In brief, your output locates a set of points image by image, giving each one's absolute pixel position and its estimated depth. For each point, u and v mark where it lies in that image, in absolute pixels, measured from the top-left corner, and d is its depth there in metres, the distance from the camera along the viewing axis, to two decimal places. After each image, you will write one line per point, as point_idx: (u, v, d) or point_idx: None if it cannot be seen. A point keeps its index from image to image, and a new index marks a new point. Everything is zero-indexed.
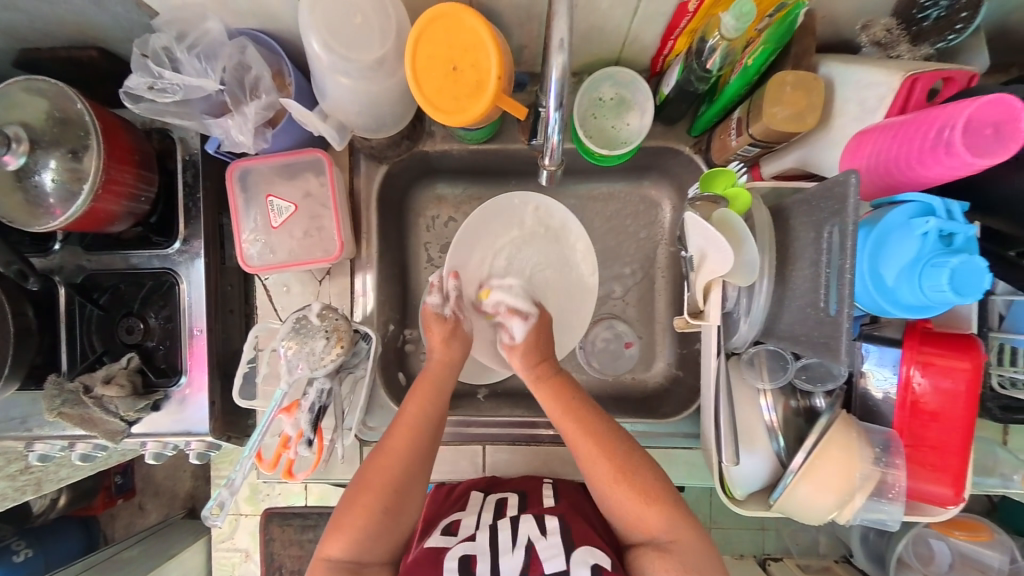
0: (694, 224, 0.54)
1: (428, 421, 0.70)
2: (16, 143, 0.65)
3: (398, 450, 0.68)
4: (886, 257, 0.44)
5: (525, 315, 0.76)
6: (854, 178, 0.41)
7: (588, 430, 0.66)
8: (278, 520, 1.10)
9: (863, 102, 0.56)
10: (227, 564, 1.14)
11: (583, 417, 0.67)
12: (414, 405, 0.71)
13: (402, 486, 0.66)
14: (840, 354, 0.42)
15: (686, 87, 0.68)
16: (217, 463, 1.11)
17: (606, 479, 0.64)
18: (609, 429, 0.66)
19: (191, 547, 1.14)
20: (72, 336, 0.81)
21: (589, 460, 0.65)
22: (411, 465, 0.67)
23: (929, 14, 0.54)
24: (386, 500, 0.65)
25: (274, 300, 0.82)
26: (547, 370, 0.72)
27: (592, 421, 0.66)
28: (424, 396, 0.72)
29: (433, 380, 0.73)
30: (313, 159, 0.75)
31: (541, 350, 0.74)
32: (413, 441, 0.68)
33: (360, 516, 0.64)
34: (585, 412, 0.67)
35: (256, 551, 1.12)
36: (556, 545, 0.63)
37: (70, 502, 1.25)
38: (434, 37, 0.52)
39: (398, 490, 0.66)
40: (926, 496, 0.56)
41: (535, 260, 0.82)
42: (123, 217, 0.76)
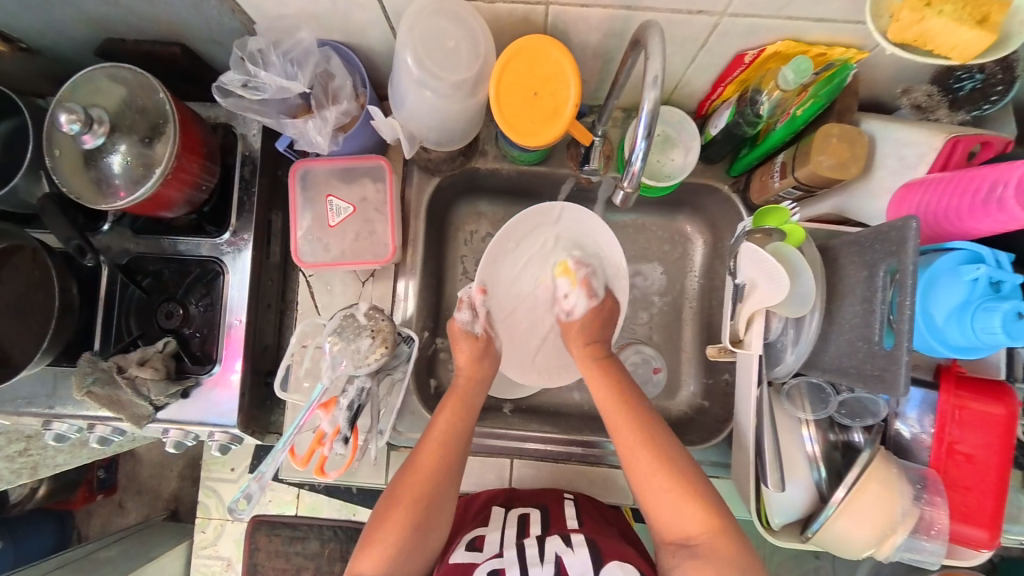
0: (749, 256, 0.58)
1: (457, 436, 0.70)
2: (97, 124, 0.66)
3: (430, 466, 0.68)
4: (936, 300, 0.47)
5: (592, 293, 0.79)
6: (913, 225, 0.44)
7: (623, 400, 0.70)
8: (266, 529, 1.07)
9: (903, 158, 0.61)
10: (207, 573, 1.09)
11: (624, 404, 0.70)
12: (443, 422, 0.71)
13: (435, 502, 0.67)
14: (896, 386, 0.45)
15: (733, 130, 0.71)
16: (208, 464, 1.08)
17: (646, 469, 0.65)
18: (648, 409, 0.69)
19: (174, 552, 1.10)
20: (110, 316, 0.81)
21: (625, 445, 0.67)
22: (443, 482, 0.68)
23: (965, 85, 0.60)
24: (418, 517, 0.65)
25: (316, 297, 0.83)
26: (595, 352, 0.76)
27: (627, 394, 0.71)
28: (454, 413, 0.72)
29: (462, 398, 0.74)
30: (373, 166, 0.78)
31: (599, 332, 0.77)
32: (445, 457, 0.69)
33: (391, 533, 0.64)
34: (629, 401, 0.70)
35: (240, 560, 1.08)
36: (586, 560, 0.64)
37: (49, 494, 1.25)
38: (520, 64, 0.56)
39: (428, 506, 0.66)
40: (962, 539, 0.56)
41: (565, 268, 0.82)
42: (181, 204, 0.78)
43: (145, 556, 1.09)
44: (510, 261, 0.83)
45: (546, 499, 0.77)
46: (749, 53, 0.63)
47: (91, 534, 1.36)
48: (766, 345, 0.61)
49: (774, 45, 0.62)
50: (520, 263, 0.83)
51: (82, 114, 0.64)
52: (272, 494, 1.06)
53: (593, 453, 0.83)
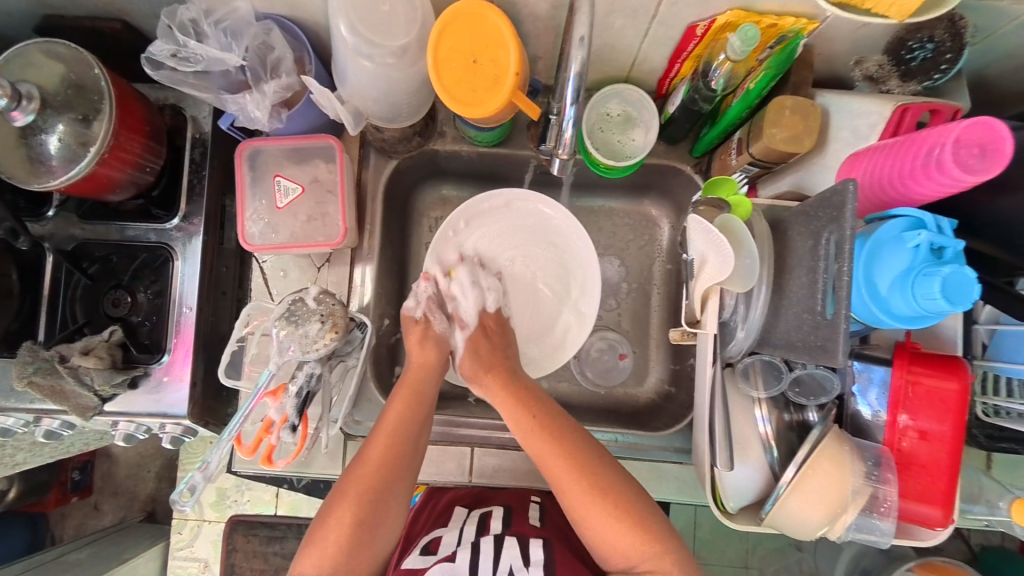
0: (698, 228, 0.56)
1: (409, 426, 0.68)
2: (26, 100, 0.64)
3: (380, 461, 0.65)
4: (879, 267, 0.46)
5: (465, 325, 0.77)
6: (852, 187, 0.43)
7: (541, 424, 0.66)
8: (244, 528, 1.04)
9: (857, 129, 0.60)
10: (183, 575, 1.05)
11: (554, 443, 0.65)
12: (395, 414, 0.68)
13: (383, 495, 0.64)
14: (836, 355, 0.43)
15: (690, 107, 0.70)
16: (184, 465, 1.07)
17: (592, 512, 0.62)
18: (564, 426, 0.66)
19: (147, 553, 1.08)
20: (54, 305, 0.78)
21: (549, 467, 0.64)
22: (393, 475, 0.65)
23: (917, 55, 0.59)
24: (364, 512, 0.62)
25: (270, 284, 0.81)
26: (505, 384, 0.71)
27: (541, 412, 0.67)
28: (405, 403, 0.69)
29: (413, 392, 0.71)
30: (324, 146, 0.75)
31: (485, 359, 0.74)
32: (395, 451, 0.66)
33: (333, 535, 0.61)
34: (566, 439, 0.65)
35: (217, 561, 1.05)
36: None
37: (20, 497, 1.21)
38: (458, 30, 0.54)
39: (376, 500, 0.63)
40: (917, 519, 0.55)
41: (451, 272, 0.79)
42: (126, 186, 0.75)
43: (116, 559, 1.05)
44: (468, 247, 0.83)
45: (512, 500, 0.76)
46: (701, 25, 0.62)
47: (65, 537, 1.33)
48: (720, 324, 0.60)
49: (725, 14, 0.60)
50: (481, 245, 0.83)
51: (9, 89, 0.62)
52: (250, 494, 1.04)
53: None
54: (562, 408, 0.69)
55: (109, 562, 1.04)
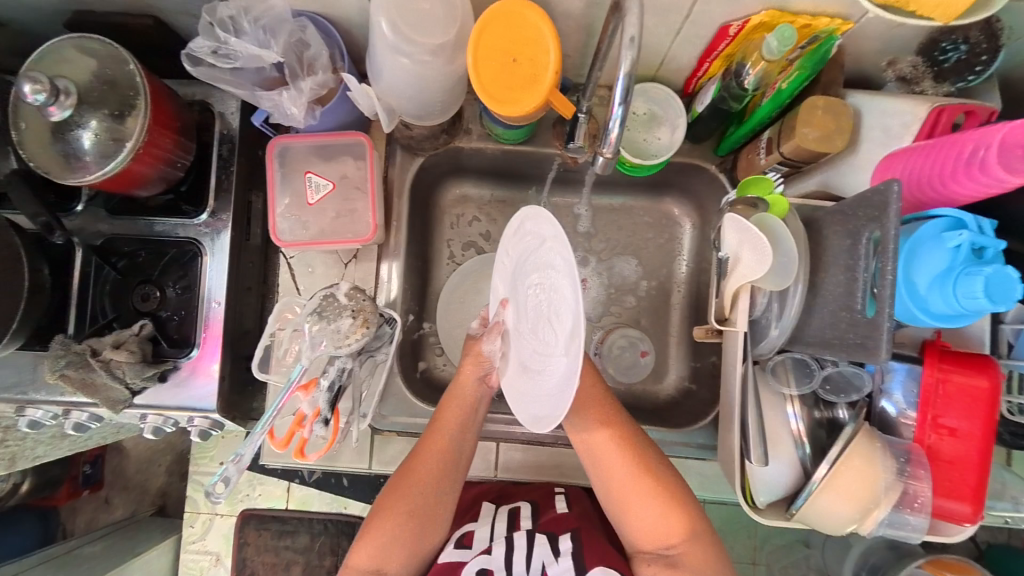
0: (733, 226, 0.57)
1: (462, 437, 0.68)
2: (64, 95, 0.64)
3: (433, 463, 0.67)
4: (918, 267, 0.46)
5: None
6: (895, 187, 0.43)
7: (620, 434, 0.65)
8: (256, 523, 1.06)
9: (888, 129, 0.61)
10: (196, 567, 1.08)
11: (628, 455, 0.64)
12: (451, 420, 0.68)
13: (433, 496, 0.66)
14: (878, 353, 0.44)
15: (719, 106, 0.71)
16: (196, 459, 1.09)
17: (628, 499, 0.63)
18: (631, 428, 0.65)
19: (158, 547, 1.09)
20: (84, 299, 0.79)
21: (609, 471, 0.64)
22: (444, 477, 0.67)
23: (950, 57, 0.60)
24: (416, 510, 0.65)
25: (297, 279, 0.82)
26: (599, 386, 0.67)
27: (616, 418, 0.66)
28: (455, 414, 0.68)
29: (462, 400, 0.69)
30: (352, 143, 0.76)
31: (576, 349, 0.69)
32: (447, 454, 0.67)
33: (387, 526, 0.64)
34: (635, 449, 0.64)
35: (229, 555, 1.08)
36: (569, 570, 0.62)
37: (32, 490, 1.23)
38: (496, 30, 0.54)
39: (427, 499, 0.66)
40: (947, 514, 0.56)
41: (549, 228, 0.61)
42: (156, 181, 0.76)
43: (128, 552, 1.06)
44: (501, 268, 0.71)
45: (537, 496, 0.76)
46: (734, 25, 0.62)
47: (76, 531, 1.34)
48: (750, 322, 0.60)
49: (758, 15, 0.60)
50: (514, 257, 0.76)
51: (48, 84, 0.62)
52: (261, 487, 1.07)
53: None
54: (640, 427, 0.67)
55: (124, 555, 1.05)
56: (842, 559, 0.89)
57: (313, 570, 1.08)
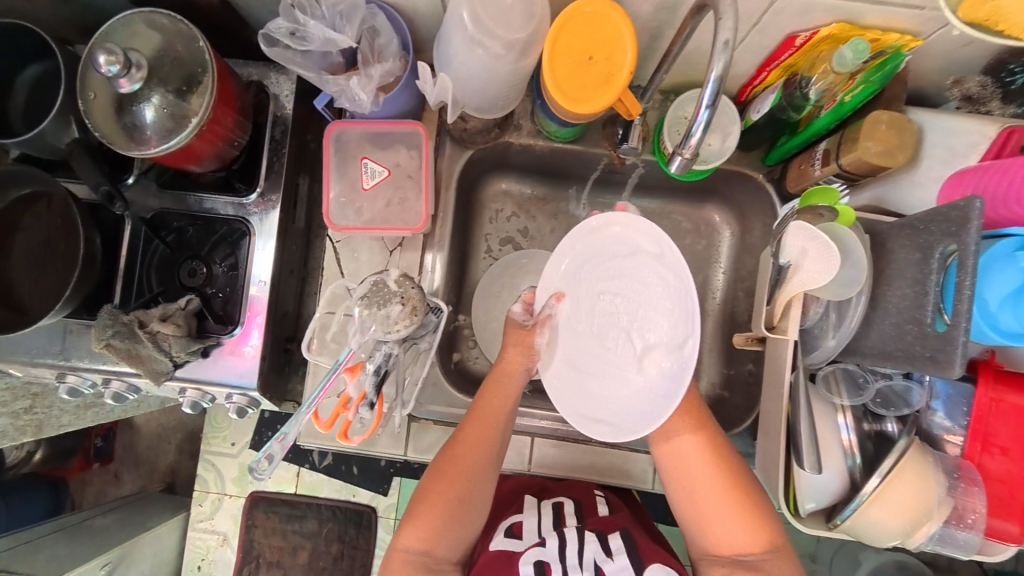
0: (797, 234, 0.57)
1: (501, 420, 0.69)
2: (135, 69, 0.65)
3: (476, 448, 0.67)
4: (989, 285, 0.47)
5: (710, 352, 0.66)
6: (976, 204, 0.44)
7: (710, 439, 0.64)
8: (264, 505, 1.08)
9: (953, 147, 0.61)
10: (202, 546, 1.08)
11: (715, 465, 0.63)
12: (488, 406, 0.69)
13: (476, 480, 0.66)
14: (952, 366, 0.44)
15: (777, 115, 0.71)
16: (209, 438, 1.10)
17: (708, 502, 0.62)
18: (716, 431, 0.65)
19: (169, 523, 1.09)
20: (133, 270, 0.80)
21: (700, 501, 0.63)
22: (485, 461, 0.67)
23: (1017, 79, 0.61)
24: (459, 493, 0.65)
25: (342, 263, 0.82)
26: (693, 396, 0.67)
27: (700, 414, 0.65)
28: (496, 397, 0.69)
29: (501, 385, 0.70)
30: (409, 132, 0.77)
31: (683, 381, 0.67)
32: (487, 439, 0.67)
33: (433, 510, 0.64)
34: (729, 465, 0.64)
35: (236, 536, 1.08)
36: (626, 569, 0.61)
37: (46, 459, 1.26)
38: (576, 27, 0.55)
39: (469, 482, 0.65)
40: (996, 533, 0.56)
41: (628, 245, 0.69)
42: (211, 159, 0.77)
43: (139, 527, 1.07)
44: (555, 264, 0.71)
45: (578, 493, 0.77)
46: (801, 35, 0.63)
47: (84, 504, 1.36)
48: (801, 331, 0.61)
49: (828, 27, 0.61)
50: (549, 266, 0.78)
51: (121, 57, 0.63)
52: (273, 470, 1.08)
53: (614, 435, 0.82)
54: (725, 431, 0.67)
55: (131, 530, 1.06)
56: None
57: (318, 556, 1.10)
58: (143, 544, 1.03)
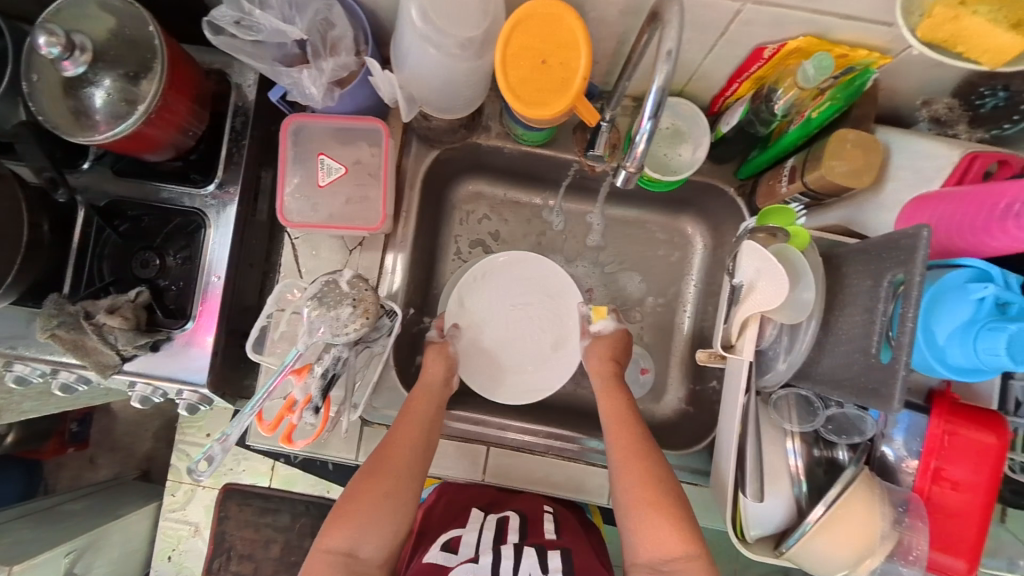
0: (751, 254, 0.55)
1: (430, 420, 0.71)
2: (79, 51, 0.62)
3: (404, 444, 0.68)
4: (940, 318, 0.45)
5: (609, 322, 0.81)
6: (924, 234, 0.42)
7: (626, 426, 0.70)
8: (239, 497, 1.06)
9: (919, 171, 0.58)
10: (173, 535, 1.07)
11: (630, 436, 0.69)
12: (416, 407, 0.72)
13: (406, 477, 0.66)
14: (891, 401, 0.43)
15: (745, 128, 0.70)
16: (185, 426, 1.09)
17: (634, 494, 0.64)
18: (639, 426, 0.70)
19: (143, 511, 1.09)
20: (82, 260, 0.77)
21: (625, 471, 0.66)
22: (414, 462, 0.68)
23: (987, 102, 0.59)
24: (387, 491, 0.65)
25: (300, 261, 0.80)
26: (609, 375, 0.76)
27: (629, 412, 0.72)
28: (426, 398, 0.73)
29: (431, 389, 0.75)
30: (370, 129, 0.74)
31: (616, 353, 0.79)
32: (415, 439, 0.69)
33: (362, 507, 0.63)
34: (642, 443, 0.68)
35: (208, 527, 1.07)
36: None
37: (20, 441, 1.24)
38: (530, 28, 0.53)
39: (400, 480, 0.66)
40: (941, 568, 0.55)
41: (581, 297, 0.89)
42: (167, 147, 0.75)
43: (109, 514, 1.05)
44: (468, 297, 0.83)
45: (526, 508, 0.77)
46: (769, 47, 0.61)
47: (58, 488, 1.32)
48: (757, 353, 0.59)
49: (796, 40, 0.59)
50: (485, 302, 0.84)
51: (63, 38, 0.60)
52: (246, 462, 1.07)
53: (571, 448, 0.80)
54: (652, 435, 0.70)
55: (104, 517, 1.03)
56: None
57: (292, 550, 1.06)
58: (113, 533, 1.01)
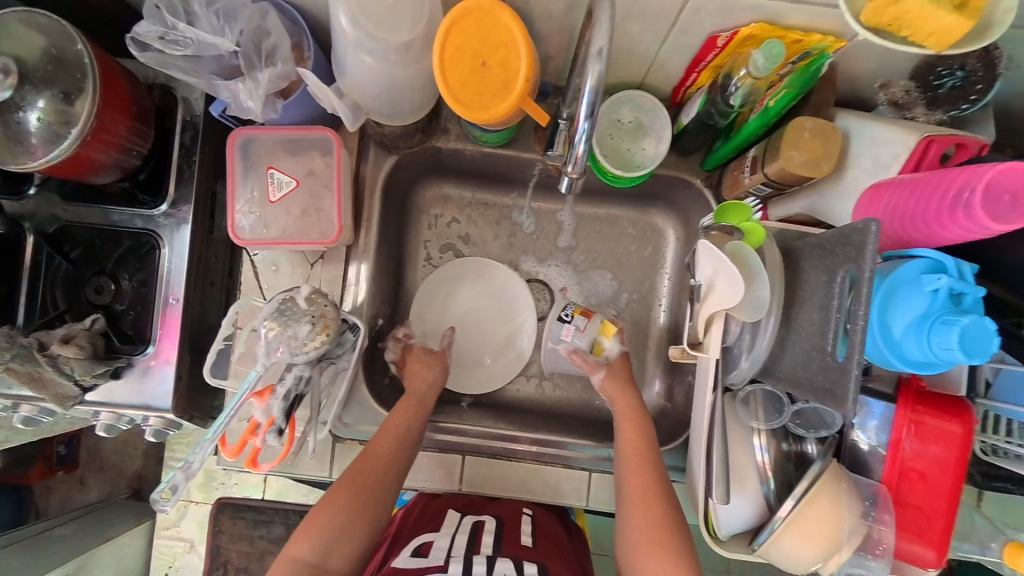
0: (707, 253, 0.54)
1: (411, 431, 0.70)
2: (3, 74, 0.60)
3: (382, 453, 0.67)
4: (896, 311, 0.44)
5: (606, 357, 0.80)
6: (873, 227, 0.41)
7: (643, 463, 0.67)
8: (231, 511, 1.05)
9: (877, 158, 0.57)
10: (168, 553, 1.08)
11: (648, 472, 0.66)
12: (400, 415, 0.71)
13: (381, 488, 0.65)
14: (845, 402, 0.42)
15: (704, 120, 0.68)
16: (174, 444, 1.10)
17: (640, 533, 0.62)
18: (656, 463, 0.68)
19: (133, 531, 1.06)
20: (34, 289, 0.75)
21: (633, 506, 0.64)
22: (392, 472, 0.67)
23: (945, 82, 0.58)
24: (360, 502, 0.63)
25: (260, 278, 0.78)
26: (629, 403, 0.73)
27: (648, 449, 0.69)
28: (407, 408, 0.72)
29: (413, 399, 0.74)
30: (321, 138, 0.72)
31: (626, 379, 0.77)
32: (396, 447, 0.68)
33: (333, 517, 0.62)
34: (654, 481, 0.66)
35: (202, 542, 1.08)
36: None
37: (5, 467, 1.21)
38: (465, 29, 0.51)
39: (374, 492, 0.65)
40: (909, 557, 0.55)
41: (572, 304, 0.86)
42: (111, 168, 0.72)
43: (99, 535, 1.02)
44: (425, 303, 0.88)
45: (505, 513, 0.76)
46: (722, 35, 0.59)
47: (50, 510, 1.30)
48: (723, 349, 0.58)
49: (748, 27, 0.57)
50: (442, 306, 0.89)
51: None
52: (237, 476, 1.06)
53: (549, 452, 0.80)
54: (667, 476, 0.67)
55: (92, 540, 1.00)
56: None
57: None
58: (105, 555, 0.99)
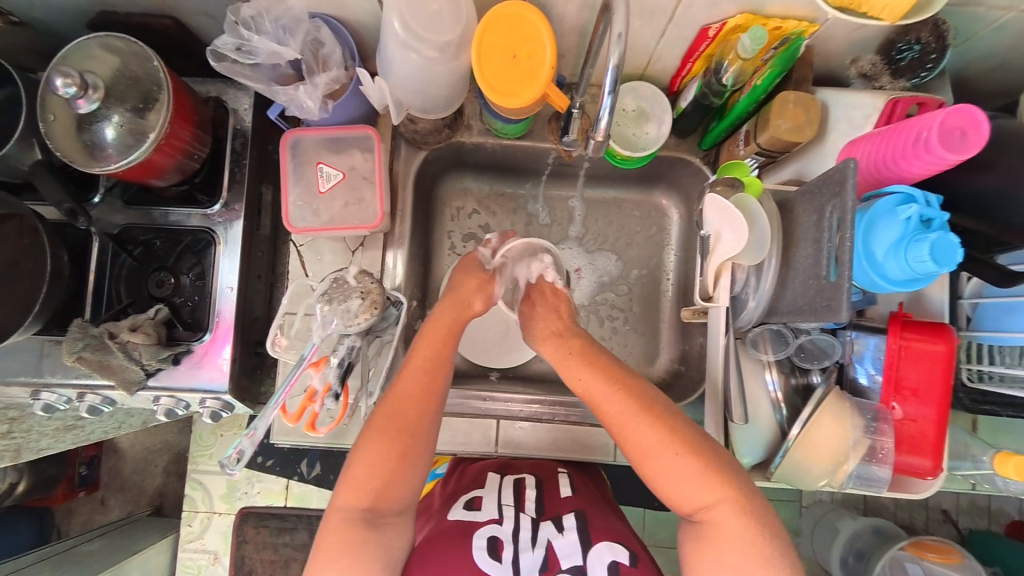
0: (715, 206, 0.63)
1: (438, 367, 0.70)
2: (92, 90, 0.67)
3: (414, 396, 0.67)
4: (876, 237, 0.53)
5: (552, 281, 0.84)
6: (851, 165, 0.50)
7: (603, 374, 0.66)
8: (254, 520, 1.10)
9: (852, 121, 0.68)
10: (194, 566, 1.11)
11: (617, 389, 0.64)
12: (422, 353, 0.71)
13: (421, 429, 0.65)
14: (840, 311, 0.50)
15: (701, 101, 0.77)
16: (196, 457, 1.12)
17: (643, 442, 0.60)
18: (620, 369, 0.66)
19: (157, 545, 1.08)
20: (100, 285, 0.82)
21: (623, 422, 0.62)
22: (427, 413, 0.66)
23: (905, 56, 0.68)
24: (402, 443, 0.63)
25: (306, 265, 0.86)
26: (571, 342, 0.74)
27: (601, 360, 0.68)
28: (435, 341, 0.72)
29: (435, 335, 0.73)
30: (362, 136, 0.81)
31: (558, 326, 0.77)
32: (427, 386, 0.68)
33: (376, 463, 0.62)
34: (626, 387, 0.64)
35: (227, 553, 1.11)
36: (574, 543, 0.65)
37: (29, 490, 1.20)
38: (498, 28, 0.60)
39: (412, 431, 0.65)
40: (909, 469, 0.62)
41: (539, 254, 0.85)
42: (173, 171, 0.80)
43: (126, 550, 1.05)
44: None
45: (540, 471, 0.80)
46: (713, 27, 0.69)
47: (71, 532, 1.32)
48: (732, 297, 0.66)
49: (735, 18, 0.67)
50: None
51: (78, 79, 0.66)
52: (261, 485, 1.11)
53: (575, 412, 0.87)
54: (635, 371, 0.67)
55: (121, 553, 1.04)
56: (831, 542, 0.99)
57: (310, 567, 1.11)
58: (133, 568, 1.01)
